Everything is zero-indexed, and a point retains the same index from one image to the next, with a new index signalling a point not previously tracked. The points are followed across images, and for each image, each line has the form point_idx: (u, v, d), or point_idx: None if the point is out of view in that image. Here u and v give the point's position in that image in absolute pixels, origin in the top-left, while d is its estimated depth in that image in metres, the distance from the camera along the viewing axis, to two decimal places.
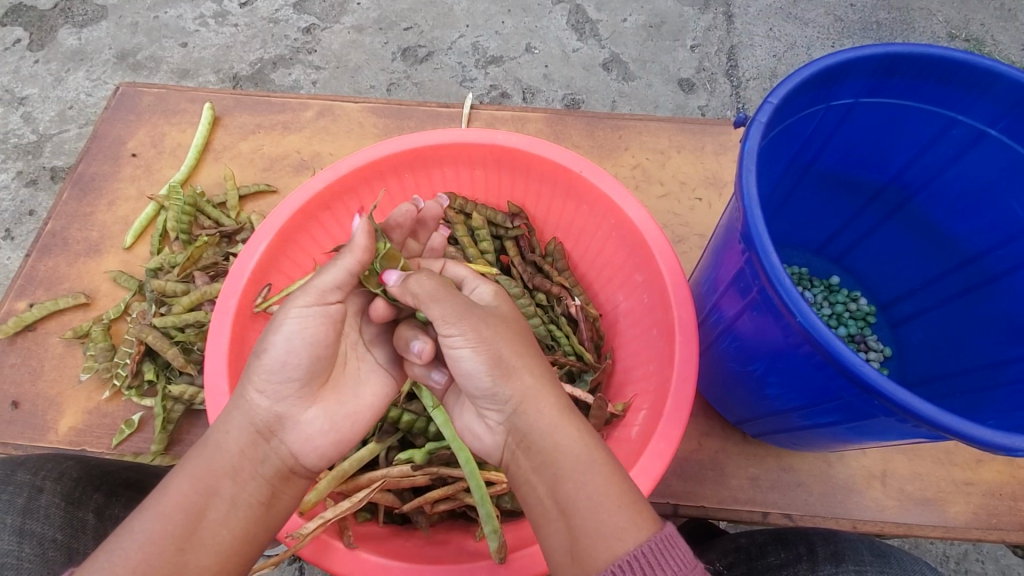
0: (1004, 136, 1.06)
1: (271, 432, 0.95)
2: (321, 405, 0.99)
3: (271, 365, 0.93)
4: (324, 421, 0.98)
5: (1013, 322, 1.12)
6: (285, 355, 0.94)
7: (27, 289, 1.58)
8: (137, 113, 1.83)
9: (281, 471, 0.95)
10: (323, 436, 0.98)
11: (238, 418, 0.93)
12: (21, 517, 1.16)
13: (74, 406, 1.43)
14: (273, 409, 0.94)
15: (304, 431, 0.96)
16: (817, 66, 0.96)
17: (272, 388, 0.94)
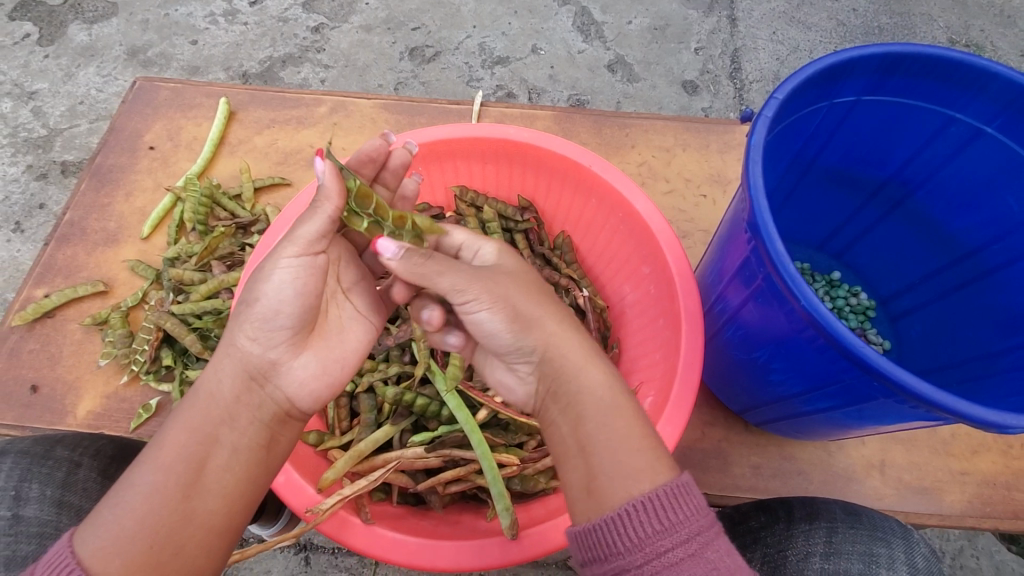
0: (1000, 134, 1.10)
1: (264, 378, 0.97)
2: (312, 352, 1.01)
3: (263, 315, 0.95)
4: (314, 367, 1.01)
5: (1008, 314, 1.16)
6: (276, 305, 0.95)
7: (46, 277, 1.61)
8: (154, 107, 1.87)
9: (278, 414, 0.98)
10: (314, 380, 1.00)
11: (230, 365, 0.96)
12: (60, 490, 1.20)
13: (93, 391, 1.47)
14: (266, 356, 0.96)
15: (297, 377, 0.99)
16: (823, 64, 1.00)
17: (263, 337, 0.95)
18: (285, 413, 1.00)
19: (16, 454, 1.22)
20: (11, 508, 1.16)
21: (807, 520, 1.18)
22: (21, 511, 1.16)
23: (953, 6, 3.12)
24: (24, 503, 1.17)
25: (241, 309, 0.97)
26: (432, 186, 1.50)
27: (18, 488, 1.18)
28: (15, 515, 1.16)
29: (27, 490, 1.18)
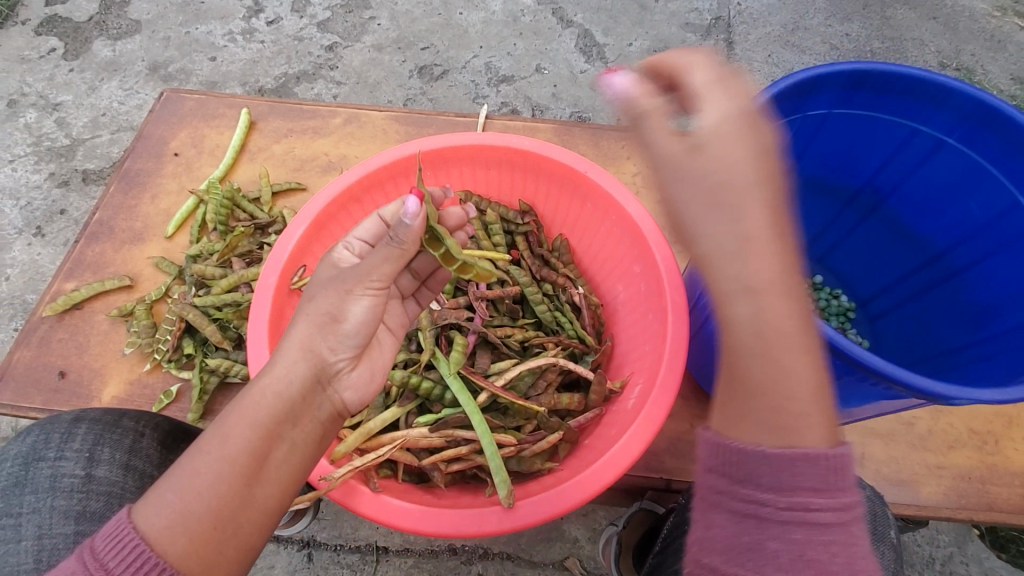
0: (960, 143, 1.19)
1: (327, 384, 1.03)
2: (365, 364, 1.10)
3: (345, 329, 1.02)
4: (367, 377, 1.10)
5: (974, 310, 1.24)
6: (356, 324, 1.03)
7: (76, 271, 1.72)
8: (180, 116, 2.00)
9: (334, 415, 1.04)
10: (364, 390, 1.10)
11: (301, 366, 0.99)
12: (127, 454, 1.33)
13: (118, 377, 1.56)
14: (335, 364, 1.03)
15: (354, 385, 1.07)
16: (794, 80, 1.11)
17: (339, 345, 1.03)
18: (339, 415, 1.07)
19: (90, 421, 1.34)
20: (85, 468, 1.30)
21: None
22: (94, 471, 1.30)
23: (944, 31, 3.25)
24: (97, 464, 1.31)
25: (318, 319, 1.01)
26: (438, 190, 1.60)
27: (92, 451, 1.31)
28: (88, 474, 1.30)
29: (99, 453, 1.31)
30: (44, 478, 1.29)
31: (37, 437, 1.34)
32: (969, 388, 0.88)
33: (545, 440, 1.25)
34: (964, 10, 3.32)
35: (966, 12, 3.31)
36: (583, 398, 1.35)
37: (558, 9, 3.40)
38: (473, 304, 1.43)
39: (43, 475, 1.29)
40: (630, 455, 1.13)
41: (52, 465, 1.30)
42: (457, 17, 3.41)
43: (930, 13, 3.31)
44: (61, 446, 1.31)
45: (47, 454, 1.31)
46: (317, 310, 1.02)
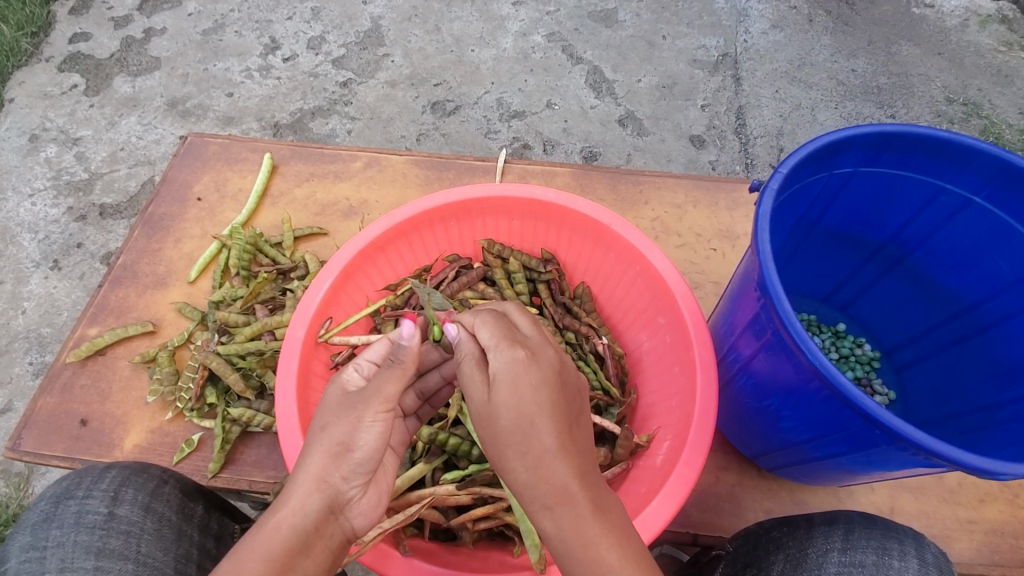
0: (987, 204, 1.20)
1: (337, 512, 0.99)
2: (374, 488, 1.06)
3: (356, 457, 1.01)
4: (377, 502, 1.06)
5: (1004, 368, 1.24)
6: (368, 449, 1.02)
7: (99, 317, 1.73)
8: (203, 161, 2.03)
9: (343, 544, 1.00)
10: (373, 514, 1.05)
11: (316, 497, 0.97)
12: (148, 497, 1.29)
13: (139, 425, 1.56)
14: (346, 493, 1.01)
15: (364, 512, 1.03)
16: (820, 143, 1.13)
17: (350, 473, 1.01)
18: (347, 542, 1.02)
19: (119, 467, 1.32)
20: (109, 506, 1.26)
21: (827, 523, 1.20)
22: (116, 509, 1.26)
23: (951, 67, 3.30)
24: (120, 503, 1.27)
25: (332, 447, 1.00)
26: (462, 239, 1.61)
27: (117, 490, 1.28)
28: (110, 513, 1.25)
29: (125, 492, 1.28)
30: (69, 514, 1.24)
31: (68, 478, 1.31)
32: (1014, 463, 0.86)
33: None
34: (969, 46, 3.37)
35: (972, 48, 3.35)
36: (609, 452, 1.34)
37: (569, 46, 3.46)
38: None
39: (67, 512, 1.24)
40: (661, 518, 1.13)
41: (79, 502, 1.25)
42: (469, 54, 3.48)
43: (935, 48, 3.36)
44: (89, 484, 1.28)
45: (75, 492, 1.27)
46: (330, 433, 1.00)
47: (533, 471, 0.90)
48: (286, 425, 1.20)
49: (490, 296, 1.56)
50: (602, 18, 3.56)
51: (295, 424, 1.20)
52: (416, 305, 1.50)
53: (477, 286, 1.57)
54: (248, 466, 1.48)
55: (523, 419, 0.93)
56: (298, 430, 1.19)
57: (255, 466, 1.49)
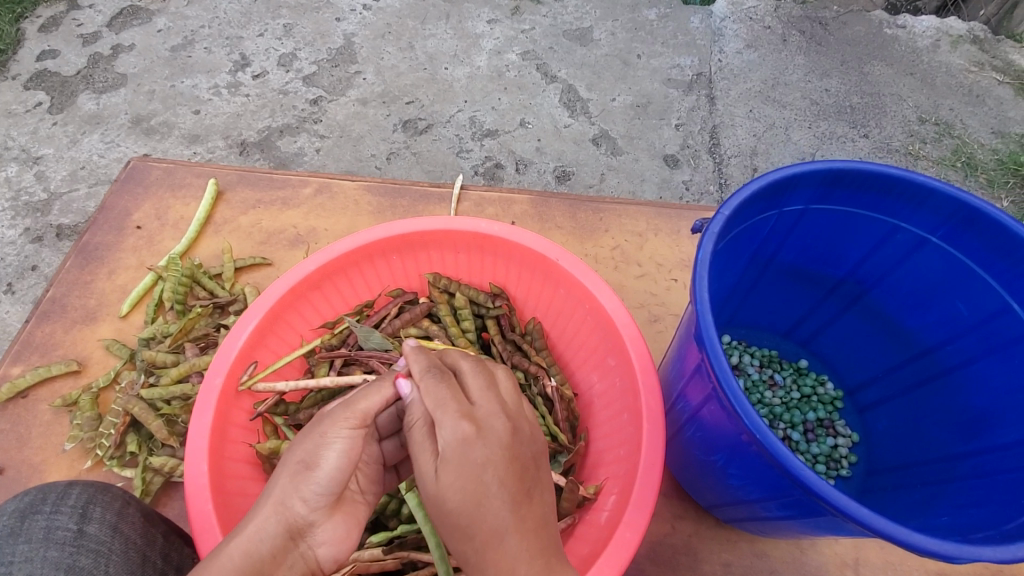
0: (943, 243, 1.17)
1: (298, 539, 0.89)
2: (339, 517, 0.96)
3: (319, 478, 0.91)
4: (343, 532, 0.96)
5: (968, 416, 1.20)
6: (332, 470, 0.92)
7: (23, 354, 1.62)
8: (145, 186, 1.93)
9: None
10: (340, 548, 0.94)
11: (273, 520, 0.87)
12: (115, 517, 1.15)
13: (57, 474, 1.45)
14: (307, 517, 0.90)
15: (327, 540, 0.93)
16: (768, 180, 1.08)
17: (310, 500, 0.91)
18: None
19: (84, 484, 1.18)
20: (78, 522, 1.12)
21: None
22: (86, 526, 1.12)
23: (922, 87, 3.30)
24: (89, 520, 1.13)
25: (293, 466, 0.91)
26: (406, 273, 1.53)
27: (85, 508, 1.14)
28: (80, 530, 1.11)
29: (92, 510, 1.14)
30: (37, 530, 1.10)
31: (32, 492, 1.15)
32: (968, 546, 0.81)
33: None
34: (940, 66, 3.37)
35: (943, 68, 3.36)
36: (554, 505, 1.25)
37: (543, 65, 3.43)
38: None
39: (34, 528, 1.10)
40: None
41: (47, 517, 1.11)
42: (443, 72, 3.43)
43: (907, 69, 3.36)
44: (55, 500, 1.14)
45: (41, 507, 1.12)
46: (297, 456, 0.92)
47: (462, 500, 0.85)
48: (195, 484, 1.13)
49: (434, 335, 1.47)
50: (577, 37, 3.53)
51: (204, 485, 1.14)
52: (354, 344, 1.43)
53: (421, 323, 1.49)
54: (171, 520, 1.40)
55: (463, 446, 0.87)
56: (208, 491, 1.13)
57: (180, 519, 1.40)
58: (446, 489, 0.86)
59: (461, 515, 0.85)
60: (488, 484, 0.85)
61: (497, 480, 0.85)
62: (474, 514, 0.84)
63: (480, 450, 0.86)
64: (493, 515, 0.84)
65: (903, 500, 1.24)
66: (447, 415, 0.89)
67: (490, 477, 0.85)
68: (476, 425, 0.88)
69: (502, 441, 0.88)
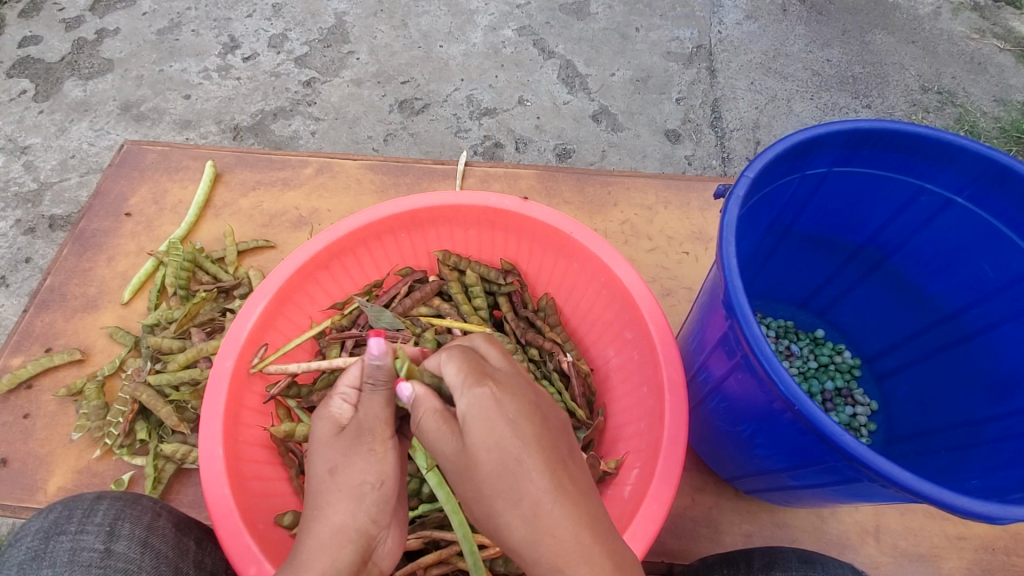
0: (969, 204, 1.15)
1: (369, 555, 0.90)
2: (394, 523, 0.98)
3: (382, 494, 0.90)
4: (398, 536, 0.98)
5: (993, 379, 1.19)
6: (390, 483, 0.91)
7: (23, 344, 1.59)
8: (140, 170, 1.87)
9: None
10: (395, 551, 0.97)
11: (349, 546, 0.87)
12: (145, 530, 1.13)
13: (65, 465, 1.43)
14: (375, 535, 0.90)
15: (390, 549, 0.95)
16: (792, 141, 1.05)
17: (377, 515, 0.90)
18: None
19: (112, 497, 1.17)
20: (105, 542, 1.10)
21: (764, 570, 1.09)
22: (114, 545, 1.10)
23: (924, 55, 3.24)
24: (116, 538, 1.11)
25: (354, 489, 0.89)
26: (414, 251, 1.50)
27: (112, 525, 1.12)
28: (107, 549, 1.10)
29: (120, 527, 1.12)
30: (62, 553, 1.08)
31: (56, 509, 1.14)
32: (1012, 507, 0.80)
33: None
34: (941, 34, 3.30)
35: (945, 36, 3.29)
36: None
37: (540, 41, 3.34)
38: None
39: (59, 550, 1.09)
40: None
41: (72, 538, 1.10)
42: (438, 50, 3.34)
43: (908, 37, 3.30)
44: (82, 518, 1.12)
45: (66, 526, 1.11)
46: (349, 479, 0.89)
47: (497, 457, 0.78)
48: (209, 467, 1.12)
49: (445, 314, 1.44)
50: (573, 11, 3.43)
51: (220, 470, 1.12)
52: (365, 324, 1.40)
53: (432, 302, 1.46)
54: (185, 508, 1.38)
55: (491, 406, 0.80)
56: (224, 477, 1.11)
57: (193, 507, 1.39)
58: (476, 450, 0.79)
59: (500, 475, 0.77)
60: (525, 437, 0.79)
61: (535, 437, 0.80)
62: (517, 474, 0.77)
63: (511, 404, 0.81)
64: (531, 468, 0.77)
65: (928, 464, 1.23)
66: (470, 382, 0.82)
67: (526, 433, 0.79)
68: (501, 387, 0.83)
69: (529, 398, 0.83)
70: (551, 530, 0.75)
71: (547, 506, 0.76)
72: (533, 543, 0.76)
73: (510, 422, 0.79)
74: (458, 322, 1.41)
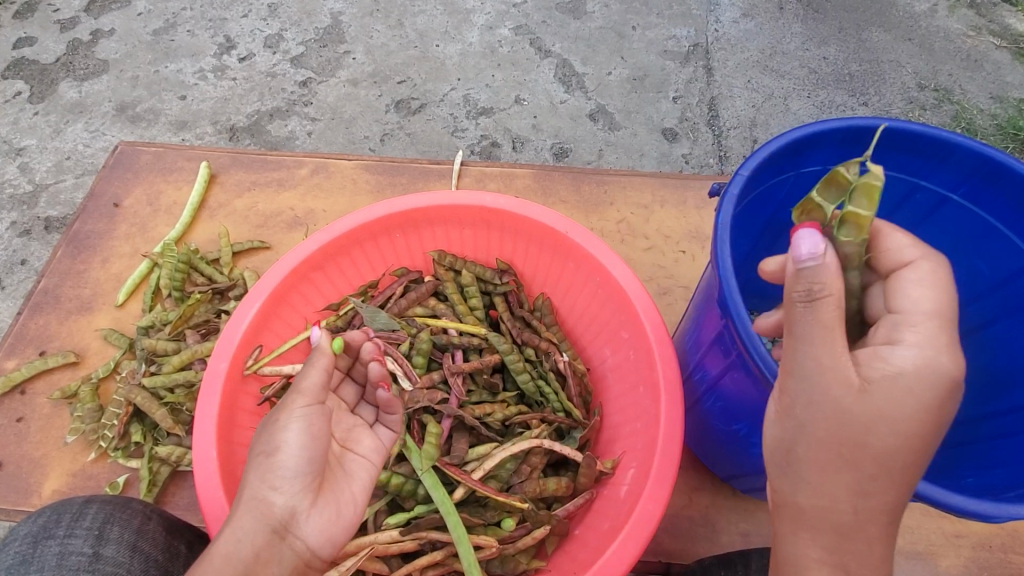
0: (964, 201, 1.15)
1: (285, 528, 0.95)
2: (327, 500, 1.02)
3: (282, 462, 0.97)
4: (331, 512, 1.01)
5: (989, 377, 1.19)
6: (296, 451, 0.98)
7: (17, 347, 1.58)
8: (135, 171, 1.87)
9: (298, 564, 0.95)
10: (331, 525, 1.01)
11: (254, 515, 0.93)
12: (134, 534, 1.13)
13: (59, 468, 1.42)
14: (287, 504, 0.96)
15: (317, 526, 0.99)
16: (786, 140, 1.05)
17: (280, 483, 0.96)
18: (310, 564, 0.98)
19: (101, 501, 1.16)
20: (93, 546, 1.10)
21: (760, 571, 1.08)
22: (102, 549, 1.10)
23: (921, 53, 3.24)
24: (105, 542, 1.10)
25: (259, 459, 0.98)
26: (410, 251, 1.49)
27: (101, 529, 1.11)
28: (96, 553, 1.09)
29: (109, 531, 1.11)
30: (50, 557, 1.08)
31: (46, 513, 1.14)
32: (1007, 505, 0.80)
33: (530, 535, 1.17)
34: (938, 31, 3.30)
35: (941, 34, 3.29)
36: (572, 481, 1.26)
37: (537, 40, 3.34)
38: (448, 379, 1.33)
39: (47, 555, 1.08)
40: (625, 562, 1.04)
41: (61, 542, 1.09)
42: (434, 49, 3.33)
43: (905, 35, 3.30)
44: (70, 522, 1.12)
45: (55, 530, 1.10)
46: (259, 450, 0.99)
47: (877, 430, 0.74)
48: (203, 470, 1.11)
49: (441, 314, 1.44)
50: (570, 10, 3.43)
51: (213, 472, 1.11)
52: (360, 325, 1.39)
53: (427, 302, 1.45)
54: (180, 510, 1.38)
55: (949, 374, 0.74)
56: (218, 479, 1.11)
57: (188, 509, 1.38)
58: (818, 417, 0.77)
59: (832, 440, 0.76)
60: (910, 413, 0.74)
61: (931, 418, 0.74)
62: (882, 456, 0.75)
63: (928, 383, 0.73)
64: (896, 456, 0.75)
65: (924, 462, 1.23)
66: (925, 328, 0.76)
67: (917, 419, 0.74)
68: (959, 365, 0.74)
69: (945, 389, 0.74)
70: (863, 518, 0.77)
71: (876, 496, 0.76)
72: (818, 522, 0.79)
73: (894, 397, 0.74)
74: (453, 323, 1.40)
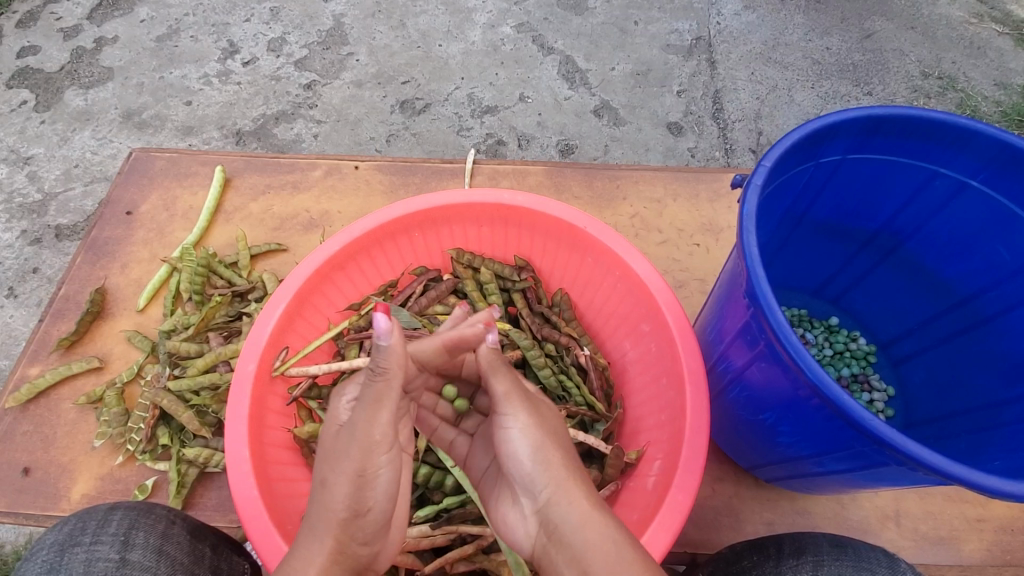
0: (984, 186, 1.15)
1: (365, 570, 0.94)
2: (395, 527, 1.00)
3: (371, 519, 0.91)
4: (397, 539, 1.01)
5: (1010, 361, 1.19)
6: (382, 504, 0.93)
7: (40, 355, 1.60)
8: (150, 177, 1.88)
9: None
10: (395, 548, 1.01)
11: (339, 571, 0.89)
12: (159, 538, 1.14)
13: (87, 473, 1.44)
14: (370, 551, 0.93)
15: (386, 556, 0.99)
16: (807, 130, 1.06)
17: (364, 536, 0.92)
18: None
19: (125, 507, 1.17)
20: (120, 551, 1.11)
21: (793, 555, 1.09)
22: (129, 554, 1.11)
23: (923, 41, 3.23)
24: (132, 547, 1.12)
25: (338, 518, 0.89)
26: (428, 249, 1.51)
27: (127, 534, 1.13)
28: (122, 558, 1.10)
29: (135, 536, 1.13)
30: (78, 564, 1.09)
31: (71, 522, 1.15)
32: None
33: None
34: (940, 19, 3.30)
35: (944, 21, 3.29)
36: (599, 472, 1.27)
37: (539, 37, 3.33)
38: None
39: (74, 562, 1.09)
40: (656, 551, 1.05)
41: (87, 549, 1.11)
42: (437, 49, 3.34)
43: (907, 23, 3.29)
44: (96, 528, 1.13)
45: (81, 538, 1.12)
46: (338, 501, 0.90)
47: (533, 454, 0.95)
48: (237, 472, 1.13)
49: None
50: (571, 6, 3.43)
51: (246, 471, 1.13)
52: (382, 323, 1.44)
53: (448, 300, 1.47)
54: (209, 511, 1.39)
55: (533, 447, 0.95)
56: (251, 480, 1.12)
57: (217, 510, 1.40)
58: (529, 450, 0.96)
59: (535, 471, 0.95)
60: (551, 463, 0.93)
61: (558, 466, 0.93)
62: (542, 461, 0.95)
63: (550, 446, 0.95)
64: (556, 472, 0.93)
65: (948, 448, 1.24)
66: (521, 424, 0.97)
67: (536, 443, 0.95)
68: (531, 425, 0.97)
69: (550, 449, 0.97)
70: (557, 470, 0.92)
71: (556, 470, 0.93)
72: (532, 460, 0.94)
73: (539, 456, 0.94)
74: None
